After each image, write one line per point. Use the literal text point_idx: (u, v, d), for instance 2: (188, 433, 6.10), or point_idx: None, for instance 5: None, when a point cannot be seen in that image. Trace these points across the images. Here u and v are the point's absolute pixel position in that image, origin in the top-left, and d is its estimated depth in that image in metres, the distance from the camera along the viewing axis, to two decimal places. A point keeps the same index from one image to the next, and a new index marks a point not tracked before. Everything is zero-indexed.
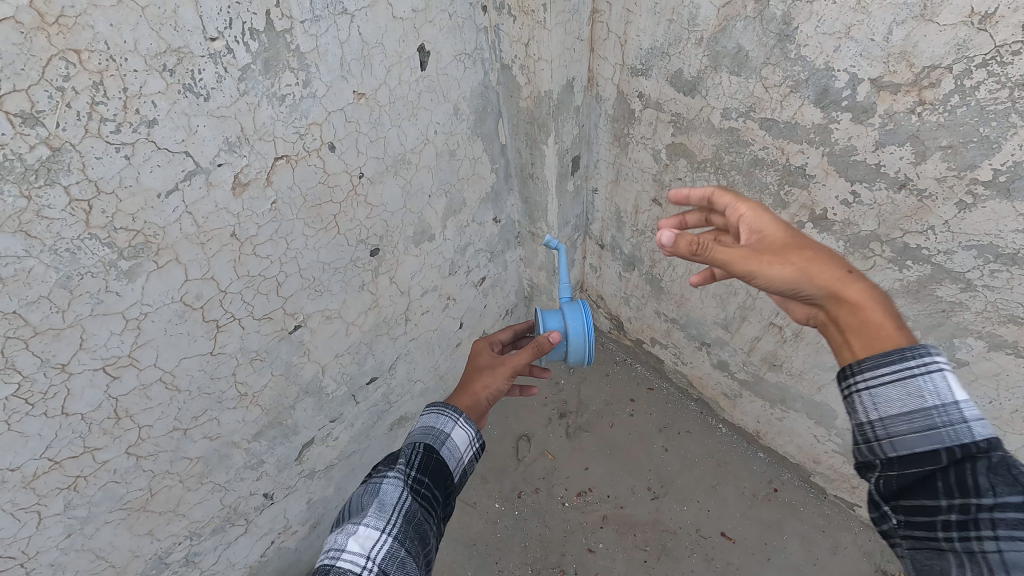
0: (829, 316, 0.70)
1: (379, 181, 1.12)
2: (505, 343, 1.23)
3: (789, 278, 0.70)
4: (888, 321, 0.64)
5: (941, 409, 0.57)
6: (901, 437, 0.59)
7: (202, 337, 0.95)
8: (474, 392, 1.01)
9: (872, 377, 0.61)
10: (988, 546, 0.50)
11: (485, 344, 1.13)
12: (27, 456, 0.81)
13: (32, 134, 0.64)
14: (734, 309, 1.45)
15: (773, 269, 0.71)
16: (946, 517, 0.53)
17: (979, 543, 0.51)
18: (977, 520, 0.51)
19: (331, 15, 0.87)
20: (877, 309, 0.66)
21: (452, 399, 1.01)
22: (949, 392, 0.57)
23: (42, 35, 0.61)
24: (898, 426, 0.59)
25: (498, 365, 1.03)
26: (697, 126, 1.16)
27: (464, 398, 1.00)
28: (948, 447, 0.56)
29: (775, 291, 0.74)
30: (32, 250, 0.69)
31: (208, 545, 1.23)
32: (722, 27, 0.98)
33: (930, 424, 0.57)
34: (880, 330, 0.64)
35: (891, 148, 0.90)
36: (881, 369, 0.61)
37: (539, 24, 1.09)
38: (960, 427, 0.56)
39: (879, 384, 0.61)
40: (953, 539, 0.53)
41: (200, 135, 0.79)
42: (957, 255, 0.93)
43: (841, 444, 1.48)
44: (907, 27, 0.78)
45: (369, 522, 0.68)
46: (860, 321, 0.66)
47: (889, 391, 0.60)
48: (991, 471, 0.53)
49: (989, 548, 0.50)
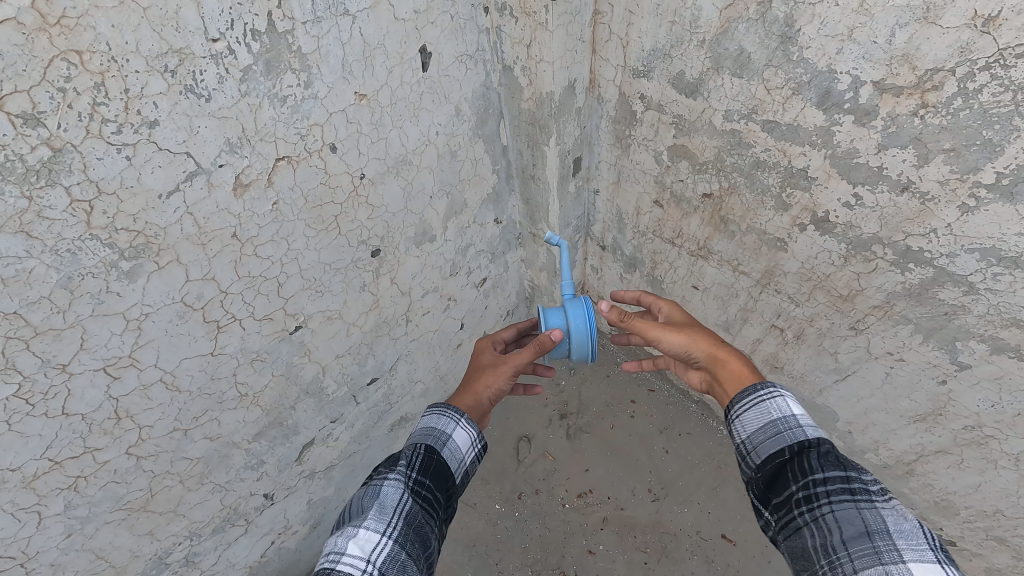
0: (714, 376, 0.92)
1: (380, 181, 1.12)
2: (510, 341, 1.22)
3: (682, 342, 0.95)
4: (749, 370, 0.87)
5: (784, 418, 0.75)
6: (761, 447, 0.75)
7: (202, 338, 0.95)
8: (476, 392, 1.01)
9: (737, 406, 0.81)
10: (823, 508, 0.63)
11: (488, 342, 1.13)
12: (28, 456, 0.81)
13: (34, 135, 0.64)
14: (735, 311, 1.45)
15: (671, 334, 0.95)
16: (795, 497, 0.67)
17: (819, 508, 0.64)
18: (815, 492, 0.65)
19: (333, 16, 0.87)
20: (742, 363, 0.89)
21: (454, 398, 1.01)
22: (788, 404, 0.76)
23: (43, 36, 0.60)
24: (758, 438, 0.76)
25: (500, 364, 1.03)
26: (699, 128, 1.16)
27: (466, 398, 1.00)
28: (790, 443, 0.72)
29: (676, 356, 0.97)
30: (33, 250, 0.69)
31: (208, 546, 1.23)
32: (724, 28, 0.98)
33: (778, 430, 0.75)
34: (744, 377, 0.86)
35: (894, 151, 0.90)
36: (742, 398, 0.80)
37: (541, 25, 1.09)
38: (798, 428, 0.73)
39: (741, 408, 0.80)
40: (802, 512, 0.65)
41: (201, 136, 0.79)
42: (959, 258, 0.93)
43: (842, 447, 1.48)
44: (910, 29, 0.78)
45: (369, 525, 0.67)
46: (729, 373, 0.89)
47: (748, 414, 0.79)
48: (821, 455, 0.68)
49: (825, 510, 0.63)
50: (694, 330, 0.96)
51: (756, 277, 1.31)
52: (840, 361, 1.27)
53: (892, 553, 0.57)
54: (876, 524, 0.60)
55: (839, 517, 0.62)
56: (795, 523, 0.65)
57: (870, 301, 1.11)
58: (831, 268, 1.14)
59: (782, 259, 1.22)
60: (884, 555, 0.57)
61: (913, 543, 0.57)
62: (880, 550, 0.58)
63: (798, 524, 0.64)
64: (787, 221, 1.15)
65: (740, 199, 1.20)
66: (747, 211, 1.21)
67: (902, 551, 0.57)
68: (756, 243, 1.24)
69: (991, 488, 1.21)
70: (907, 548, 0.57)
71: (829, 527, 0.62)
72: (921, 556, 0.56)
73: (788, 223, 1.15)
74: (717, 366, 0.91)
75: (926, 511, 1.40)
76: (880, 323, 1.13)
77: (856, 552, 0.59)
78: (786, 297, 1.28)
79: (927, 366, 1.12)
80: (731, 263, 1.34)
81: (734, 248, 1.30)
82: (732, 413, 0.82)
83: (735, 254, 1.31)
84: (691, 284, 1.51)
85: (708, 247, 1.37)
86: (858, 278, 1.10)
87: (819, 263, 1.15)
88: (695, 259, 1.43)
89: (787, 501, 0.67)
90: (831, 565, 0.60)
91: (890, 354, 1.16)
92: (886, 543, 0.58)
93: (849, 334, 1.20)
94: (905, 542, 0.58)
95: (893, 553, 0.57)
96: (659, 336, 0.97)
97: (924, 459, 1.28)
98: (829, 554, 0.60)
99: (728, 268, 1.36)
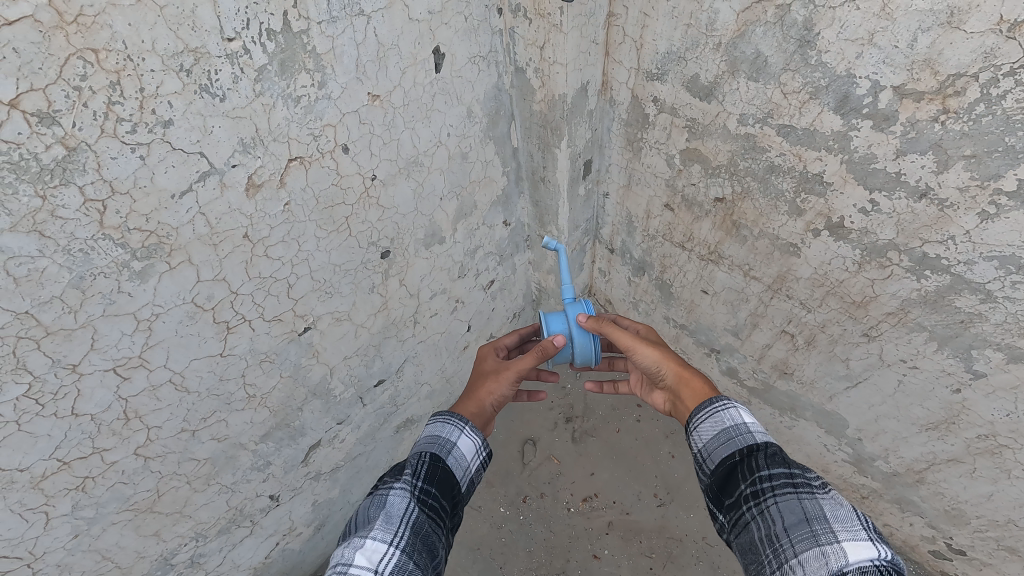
0: (677, 394, 0.96)
1: (391, 183, 1.11)
2: (513, 347, 1.21)
3: (655, 358, 1.00)
4: (709, 389, 0.91)
5: (735, 425, 0.80)
6: (714, 453, 0.80)
7: (212, 339, 0.94)
8: (478, 398, 1.00)
9: (695, 418, 0.85)
10: (769, 501, 0.68)
11: (491, 349, 1.13)
12: (37, 456, 0.81)
13: (48, 133, 0.63)
14: (745, 316, 1.43)
15: (645, 347, 1.01)
16: (743, 495, 0.71)
17: (764, 502, 0.68)
18: (761, 488, 0.70)
19: (348, 16, 0.86)
20: (704, 382, 0.93)
21: (458, 404, 1.00)
22: (739, 413, 0.81)
23: (60, 34, 0.60)
24: (712, 444, 0.81)
25: (503, 370, 1.03)
26: (712, 132, 1.15)
27: (469, 404, 0.99)
28: (741, 447, 0.76)
29: (646, 371, 1.02)
30: (46, 249, 0.69)
31: (213, 547, 1.22)
32: (741, 32, 0.97)
33: (729, 435, 0.79)
34: (704, 394, 0.91)
35: (913, 157, 0.89)
36: (700, 410, 0.85)
37: (555, 27, 1.08)
38: (748, 432, 0.78)
39: (698, 420, 0.85)
40: (750, 508, 0.69)
41: (215, 135, 0.78)
42: (976, 265, 0.92)
43: (851, 454, 1.46)
44: (932, 34, 0.77)
45: (376, 535, 0.66)
46: (691, 390, 0.93)
47: (704, 424, 0.83)
48: (768, 456, 0.73)
49: (770, 503, 0.67)
50: (666, 350, 1.01)
51: (767, 282, 1.30)
52: (851, 368, 1.26)
53: (828, 536, 0.62)
54: (814, 511, 0.65)
55: (782, 508, 0.66)
56: (743, 519, 0.69)
57: (884, 308, 1.10)
58: (845, 274, 1.12)
59: (794, 264, 1.21)
60: (821, 538, 0.62)
61: (847, 525, 0.62)
62: (818, 533, 0.62)
63: (746, 519, 0.69)
64: (801, 226, 1.14)
65: (753, 204, 1.19)
66: (760, 215, 1.20)
67: (837, 534, 0.62)
68: (769, 247, 1.23)
69: (1004, 498, 1.19)
70: (841, 530, 0.62)
71: (773, 518, 0.66)
72: (854, 535, 0.61)
73: (801, 228, 1.14)
74: (681, 384, 0.95)
75: (936, 520, 1.39)
76: (894, 330, 1.11)
77: (797, 538, 0.63)
78: (798, 302, 1.27)
79: (940, 375, 1.10)
80: (742, 268, 1.33)
81: (745, 253, 1.29)
82: (690, 424, 0.86)
83: (746, 259, 1.30)
84: (701, 289, 1.50)
85: (719, 251, 1.35)
86: (872, 284, 1.09)
87: (833, 269, 1.14)
88: (706, 263, 1.42)
89: (737, 500, 0.71)
90: (775, 553, 0.64)
91: (903, 362, 1.15)
92: (823, 527, 0.63)
93: (861, 340, 1.19)
94: (840, 526, 0.63)
95: (829, 535, 0.62)
96: (633, 348, 1.02)
97: (935, 467, 1.27)
98: (774, 543, 0.65)
99: (739, 272, 1.35)
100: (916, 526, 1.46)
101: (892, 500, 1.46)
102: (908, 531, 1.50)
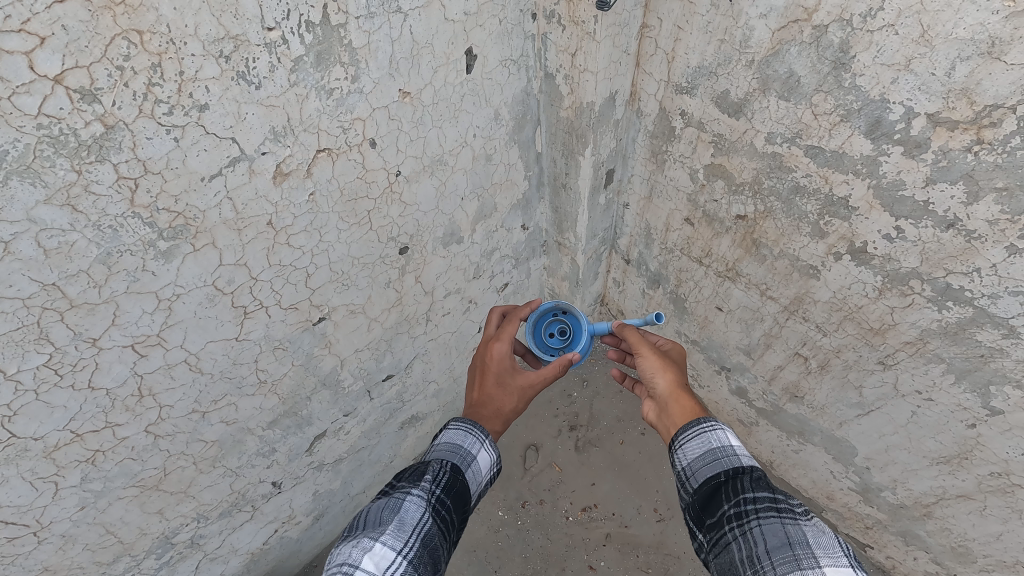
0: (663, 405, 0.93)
1: (415, 180, 1.12)
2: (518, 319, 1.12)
3: (656, 365, 0.96)
4: (699, 409, 0.89)
5: (722, 447, 0.78)
6: (699, 473, 0.78)
7: (229, 322, 0.96)
8: (502, 415, 0.95)
9: (681, 436, 0.83)
10: (751, 523, 0.67)
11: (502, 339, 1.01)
12: (51, 426, 0.82)
13: (88, 110, 0.64)
14: (759, 336, 1.42)
15: (649, 353, 0.98)
16: (726, 515, 0.70)
17: (747, 523, 0.67)
18: (745, 509, 0.69)
19: (386, 13, 0.87)
20: (695, 403, 0.90)
21: (479, 419, 0.93)
22: (727, 436, 0.79)
23: (108, 14, 0.61)
24: (696, 463, 0.79)
25: (523, 386, 0.96)
26: (739, 148, 1.15)
27: (493, 422, 0.94)
28: (726, 468, 0.75)
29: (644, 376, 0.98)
30: (77, 224, 0.70)
31: (213, 529, 1.24)
32: (775, 50, 0.96)
33: (715, 456, 0.78)
34: (692, 413, 0.88)
35: (942, 186, 0.88)
36: (686, 429, 0.83)
37: (589, 35, 1.09)
38: (734, 455, 0.77)
39: (685, 438, 0.82)
40: (732, 528, 0.68)
41: (248, 122, 0.79)
42: (1001, 300, 0.91)
43: (858, 483, 1.44)
44: (971, 64, 0.76)
45: (386, 541, 0.66)
46: (680, 406, 0.90)
47: (690, 442, 0.81)
48: (753, 479, 0.72)
49: (753, 525, 0.66)
50: (671, 363, 0.97)
51: (783, 303, 1.29)
52: (864, 396, 1.25)
53: (810, 560, 0.61)
54: (797, 536, 0.64)
55: (765, 530, 0.65)
56: (724, 539, 0.68)
57: (902, 336, 1.09)
58: (864, 300, 1.11)
59: (812, 286, 1.20)
60: (802, 562, 0.61)
61: (829, 552, 0.62)
62: (799, 557, 0.62)
63: (727, 540, 0.68)
64: (822, 249, 1.13)
65: (774, 224, 1.19)
66: (781, 235, 1.19)
67: (819, 559, 0.61)
68: (788, 268, 1.22)
69: (1014, 539, 1.17)
70: (823, 555, 0.61)
71: (755, 540, 0.65)
72: (835, 562, 0.60)
73: (823, 251, 1.13)
74: (671, 399, 0.92)
75: (940, 556, 1.37)
76: (911, 360, 1.10)
77: (778, 561, 0.62)
78: (814, 326, 1.25)
79: (956, 409, 1.09)
80: (760, 286, 1.32)
81: (763, 272, 1.29)
82: (676, 442, 0.84)
83: (764, 278, 1.29)
84: (715, 305, 1.49)
85: (736, 269, 1.35)
86: (892, 311, 1.08)
87: (852, 293, 1.13)
88: (722, 280, 1.41)
89: (720, 520, 0.70)
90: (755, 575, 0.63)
91: (918, 393, 1.13)
92: (805, 552, 0.62)
93: (877, 368, 1.18)
94: (822, 552, 0.62)
95: (810, 560, 0.61)
96: (637, 351, 1.00)
97: (943, 502, 1.25)
98: (754, 564, 0.64)
99: (756, 291, 1.34)
100: (919, 561, 1.45)
101: (897, 533, 1.44)
102: (911, 565, 1.48)
